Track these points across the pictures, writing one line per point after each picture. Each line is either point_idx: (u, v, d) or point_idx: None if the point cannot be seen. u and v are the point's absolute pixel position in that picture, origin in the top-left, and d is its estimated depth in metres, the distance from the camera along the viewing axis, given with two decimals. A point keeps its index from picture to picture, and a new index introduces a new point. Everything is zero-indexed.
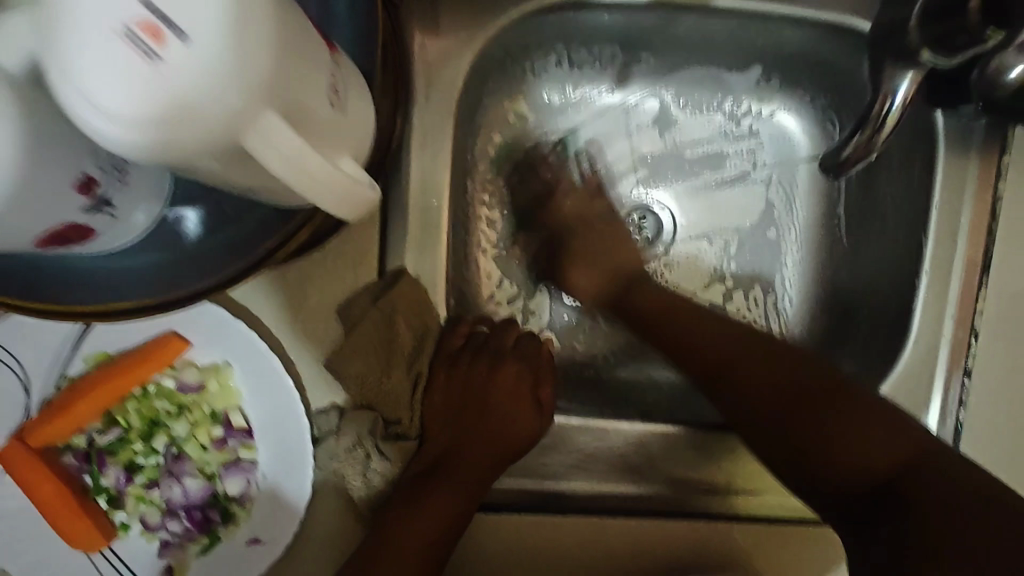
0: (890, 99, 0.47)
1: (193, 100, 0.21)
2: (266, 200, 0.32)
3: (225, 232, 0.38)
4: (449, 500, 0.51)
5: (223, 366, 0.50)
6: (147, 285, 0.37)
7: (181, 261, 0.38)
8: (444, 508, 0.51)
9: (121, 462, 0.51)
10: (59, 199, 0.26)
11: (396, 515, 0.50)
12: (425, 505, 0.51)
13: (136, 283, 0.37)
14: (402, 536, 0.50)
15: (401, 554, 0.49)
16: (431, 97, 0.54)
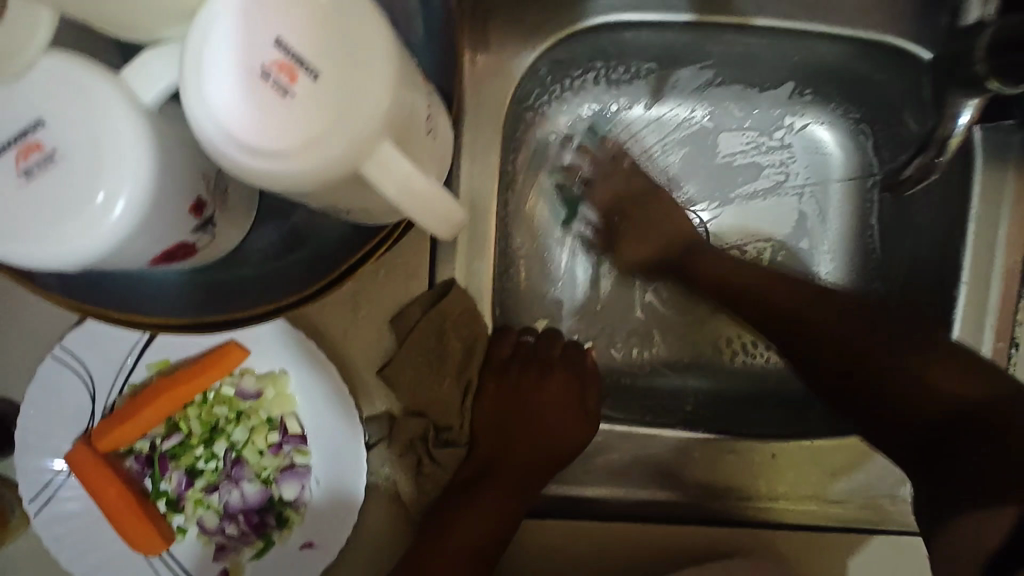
0: (955, 123, 0.52)
1: (320, 131, 0.22)
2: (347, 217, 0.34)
3: (300, 249, 0.40)
4: (495, 509, 0.52)
5: (280, 374, 0.52)
6: (227, 298, 0.39)
7: (260, 275, 0.40)
8: (489, 516, 0.52)
9: (183, 465, 0.53)
10: (174, 220, 0.28)
11: (444, 523, 0.51)
12: (471, 515, 0.52)
13: (216, 295, 0.39)
14: (453, 538, 0.51)
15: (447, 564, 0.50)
16: (480, 115, 0.55)
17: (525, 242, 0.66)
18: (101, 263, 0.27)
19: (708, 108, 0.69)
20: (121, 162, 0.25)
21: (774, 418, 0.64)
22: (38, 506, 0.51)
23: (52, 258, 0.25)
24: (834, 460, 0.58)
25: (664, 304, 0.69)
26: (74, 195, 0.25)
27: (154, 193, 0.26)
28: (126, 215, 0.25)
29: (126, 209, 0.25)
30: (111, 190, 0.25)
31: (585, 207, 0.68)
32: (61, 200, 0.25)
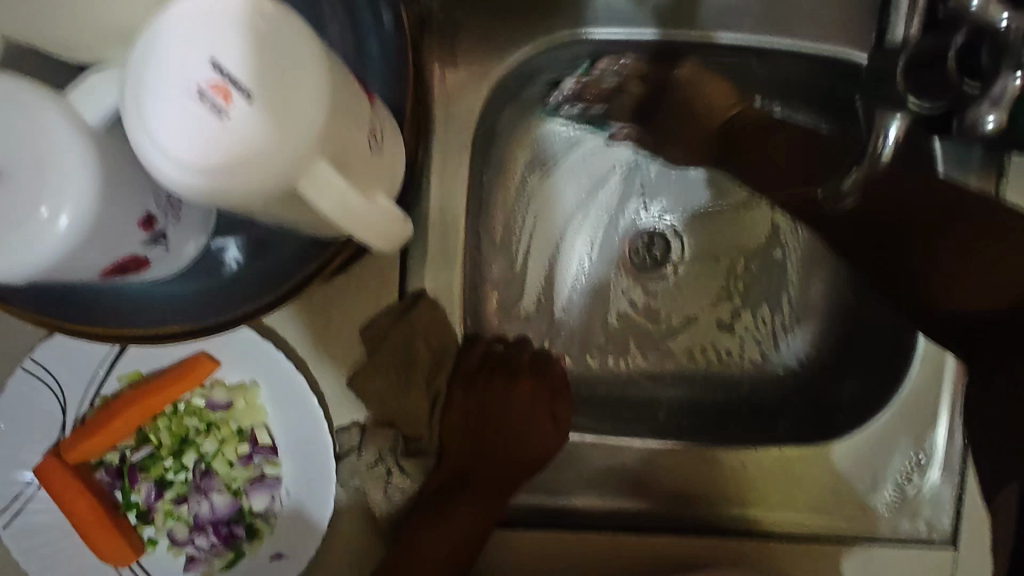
0: (882, 136, 0.40)
1: (254, 149, 0.23)
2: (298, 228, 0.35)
3: (259, 263, 0.40)
4: (461, 527, 0.52)
5: (250, 385, 0.53)
6: (192, 307, 0.40)
7: (219, 290, 0.40)
8: (453, 535, 0.51)
9: (152, 477, 0.53)
10: (124, 235, 0.28)
11: (411, 545, 0.50)
12: (437, 538, 0.51)
13: (177, 309, 0.40)
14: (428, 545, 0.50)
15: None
16: (449, 128, 0.57)
17: (497, 255, 0.67)
18: (51, 275, 0.27)
19: None
20: (68, 178, 0.26)
21: (747, 426, 0.66)
22: (8, 518, 0.51)
23: (2, 270, 0.26)
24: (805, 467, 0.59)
25: (637, 313, 0.72)
26: (21, 211, 0.26)
27: (99, 208, 0.27)
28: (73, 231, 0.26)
29: (71, 222, 0.26)
30: (56, 205, 0.26)
31: (559, 218, 0.71)
32: (7, 216, 0.26)
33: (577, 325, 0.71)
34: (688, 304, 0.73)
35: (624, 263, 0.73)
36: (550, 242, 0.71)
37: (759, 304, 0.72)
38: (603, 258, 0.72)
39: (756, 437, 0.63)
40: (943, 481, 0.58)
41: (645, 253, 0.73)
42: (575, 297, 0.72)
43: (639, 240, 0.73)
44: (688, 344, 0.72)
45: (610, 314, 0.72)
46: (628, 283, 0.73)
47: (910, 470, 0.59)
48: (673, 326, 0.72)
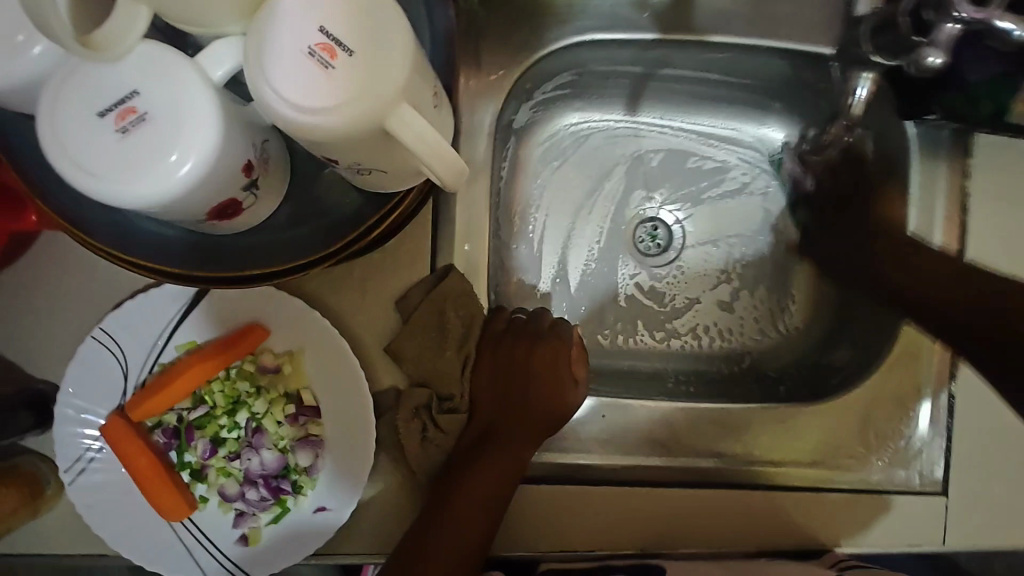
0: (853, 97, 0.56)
1: (355, 93, 0.29)
2: (357, 183, 0.39)
3: (314, 219, 0.42)
4: (492, 481, 0.56)
5: (297, 352, 0.58)
6: (246, 259, 0.41)
7: (282, 243, 0.42)
8: (485, 490, 0.55)
9: (208, 435, 0.57)
10: (228, 180, 0.33)
11: (446, 497, 0.55)
12: (471, 490, 0.55)
13: (238, 256, 0.41)
14: (460, 492, 0.55)
15: (453, 540, 0.54)
16: (473, 118, 0.62)
17: (516, 242, 0.75)
18: (166, 211, 0.32)
19: (678, 117, 0.77)
20: (188, 127, 0.30)
21: (747, 392, 0.72)
22: (72, 475, 0.55)
23: (120, 199, 0.30)
24: (806, 425, 0.64)
25: (645, 295, 0.78)
26: (149, 149, 0.30)
27: (213, 155, 0.31)
28: (192, 169, 0.30)
29: (192, 167, 0.30)
30: (180, 151, 0.30)
31: (570, 208, 0.77)
32: (131, 150, 0.29)
33: (589, 306, 0.77)
34: (691, 286, 0.78)
35: (629, 248, 0.78)
36: (562, 230, 0.77)
37: (759, 286, 0.77)
38: (612, 244, 0.78)
39: (755, 398, 0.70)
40: (930, 433, 0.64)
41: (649, 240, 0.79)
42: (587, 281, 0.77)
43: (643, 228, 0.79)
44: (693, 324, 0.77)
45: (620, 297, 0.78)
46: (635, 268, 0.78)
47: (901, 424, 0.64)
48: (679, 307, 0.78)
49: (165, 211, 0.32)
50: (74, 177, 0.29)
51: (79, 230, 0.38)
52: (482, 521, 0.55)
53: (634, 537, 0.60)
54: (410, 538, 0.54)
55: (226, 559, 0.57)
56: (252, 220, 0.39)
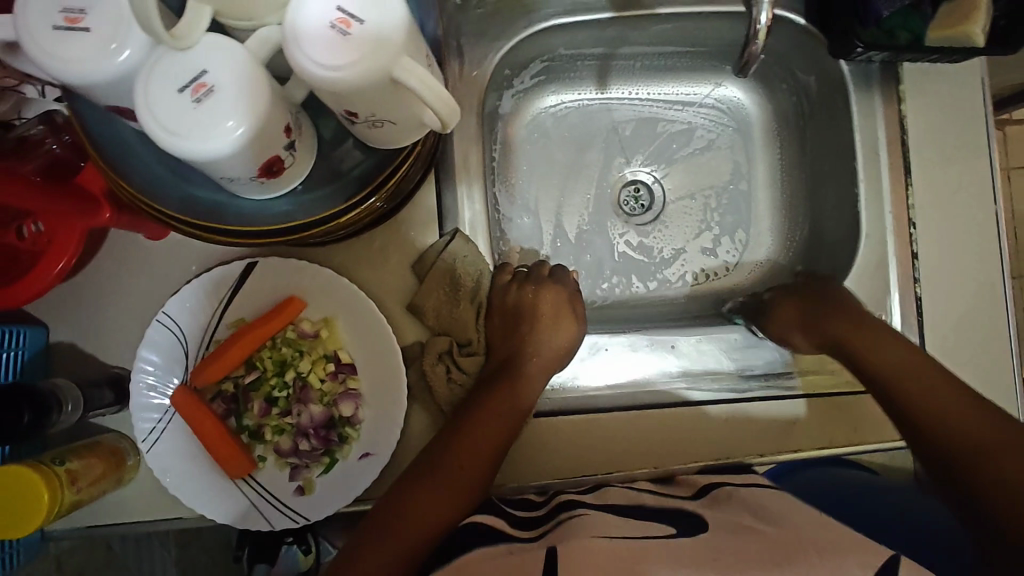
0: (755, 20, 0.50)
1: (370, 52, 0.38)
2: (364, 141, 0.49)
3: (329, 184, 0.52)
4: (501, 409, 0.62)
5: (332, 318, 0.66)
6: (287, 216, 0.51)
7: (308, 202, 0.52)
8: (508, 413, 0.62)
9: (262, 396, 0.65)
10: (274, 139, 0.42)
11: (456, 424, 0.61)
12: (480, 419, 0.61)
13: (274, 216, 0.51)
14: (483, 417, 0.61)
15: (459, 460, 0.59)
16: (461, 103, 0.71)
17: (513, 214, 0.83)
18: (229, 165, 0.41)
19: (644, 88, 0.86)
20: (244, 95, 0.39)
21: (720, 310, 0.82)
22: (149, 444, 0.63)
23: (192, 153, 0.39)
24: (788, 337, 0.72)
25: (635, 251, 0.86)
26: (216, 114, 0.39)
27: (263, 118, 0.40)
28: (246, 125, 0.39)
29: (246, 127, 0.39)
30: (238, 115, 0.39)
31: (557, 180, 0.86)
32: (200, 114, 0.38)
33: (586, 265, 0.85)
34: (675, 237, 0.86)
35: (615, 210, 0.87)
36: (553, 200, 0.85)
37: (736, 228, 0.86)
38: (599, 207, 0.87)
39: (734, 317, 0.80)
40: (904, 334, 0.70)
41: (633, 200, 0.87)
42: (581, 243, 0.85)
43: (626, 191, 0.87)
44: (683, 271, 0.85)
45: (613, 255, 0.86)
46: (624, 226, 0.87)
47: None
48: (667, 257, 0.86)
49: (225, 165, 0.41)
50: (164, 138, 0.38)
51: (153, 202, 0.50)
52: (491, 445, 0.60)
53: (643, 454, 0.67)
54: (424, 456, 0.60)
55: (286, 508, 0.64)
56: (285, 185, 0.49)
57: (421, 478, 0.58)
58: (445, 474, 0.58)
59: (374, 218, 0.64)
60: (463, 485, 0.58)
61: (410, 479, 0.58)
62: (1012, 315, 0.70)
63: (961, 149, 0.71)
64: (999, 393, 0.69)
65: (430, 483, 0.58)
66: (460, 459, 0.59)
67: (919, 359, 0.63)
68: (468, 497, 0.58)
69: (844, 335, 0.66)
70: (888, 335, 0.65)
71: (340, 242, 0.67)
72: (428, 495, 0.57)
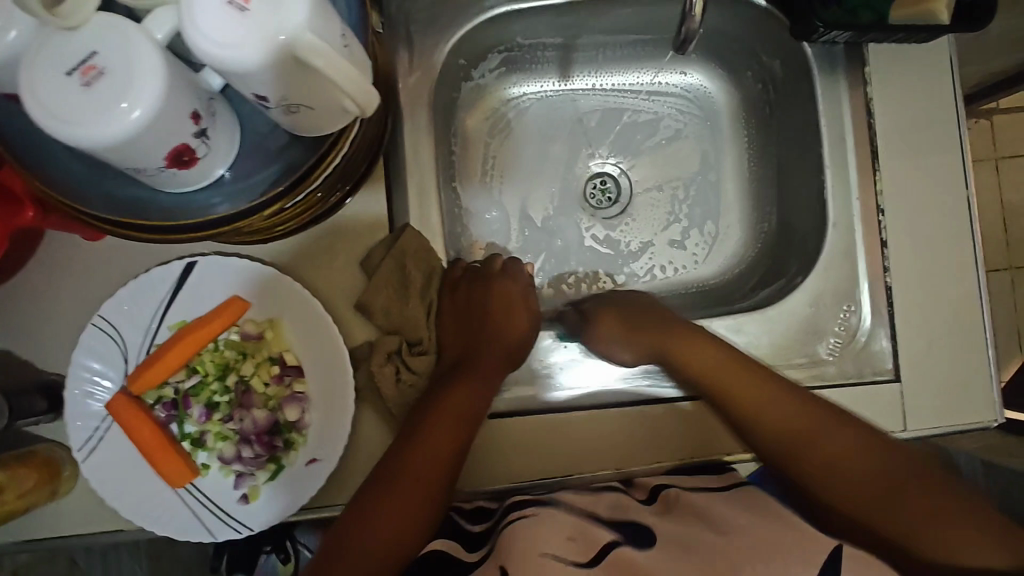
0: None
1: (267, 29, 0.36)
2: (292, 130, 0.46)
3: (256, 175, 0.49)
4: (452, 413, 0.59)
5: (276, 318, 0.63)
6: (210, 212, 0.48)
7: (233, 193, 0.49)
8: (459, 417, 0.59)
9: (203, 400, 0.63)
10: (180, 125, 0.39)
11: (401, 439, 0.58)
12: (429, 430, 0.58)
13: (197, 210, 0.48)
14: (431, 425, 0.58)
15: (409, 475, 0.56)
16: (412, 95, 0.69)
17: (474, 209, 0.81)
18: (128, 153, 0.38)
19: (607, 76, 0.83)
20: (140, 77, 0.36)
21: (691, 303, 0.80)
22: (85, 453, 0.60)
23: (83, 141, 0.36)
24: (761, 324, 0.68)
25: (600, 244, 0.83)
26: (108, 99, 0.36)
27: (160, 102, 0.37)
28: (142, 108, 0.36)
29: (141, 113, 0.36)
30: (132, 98, 0.36)
31: (520, 173, 0.83)
32: (90, 98, 0.36)
33: (551, 260, 0.82)
34: (643, 230, 0.84)
35: (580, 203, 0.84)
36: (516, 192, 0.83)
37: (704, 220, 0.83)
38: (563, 201, 0.84)
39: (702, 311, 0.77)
40: (875, 325, 0.68)
41: (598, 193, 0.85)
42: (545, 238, 0.83)
43: (592, 183, 0.85)
44: (650, 266, 0.83)
45: (579, 249, 0.83)
46: (590, 219, 0.84)
47: (847, 320, 0.68)
48: (634, 250, 0.83)
49: (125, 154, 0.38)
50: (51, 125, 0.36)
51: (73, 201, 0.47)
52: (445, 455, 0.57)
53: (604, 456, 0.64)
54: (374, 475, 0.57)
55: (230, 518, 0.61)
56: (207, 176, 0.46)
57: (364, 504, 0.55)
58: (399, 493, 0.55)
59: (316, 211, 0.61)
60: (420, 503, 0.56)
61: (366, 501, 0.55)
62: (986, 302, 0.68)
63: (930, 132, 0.69)
64: (975, 383, 0.66)
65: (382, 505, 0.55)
66: (410, 474, 0.56)
67: (739, 369, 0.63)
68: (426, 513, 0.56)
69: (679, 352, 0.65)
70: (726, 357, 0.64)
71: (285, 238, 0.65)
72: (388, 520, 0.54)
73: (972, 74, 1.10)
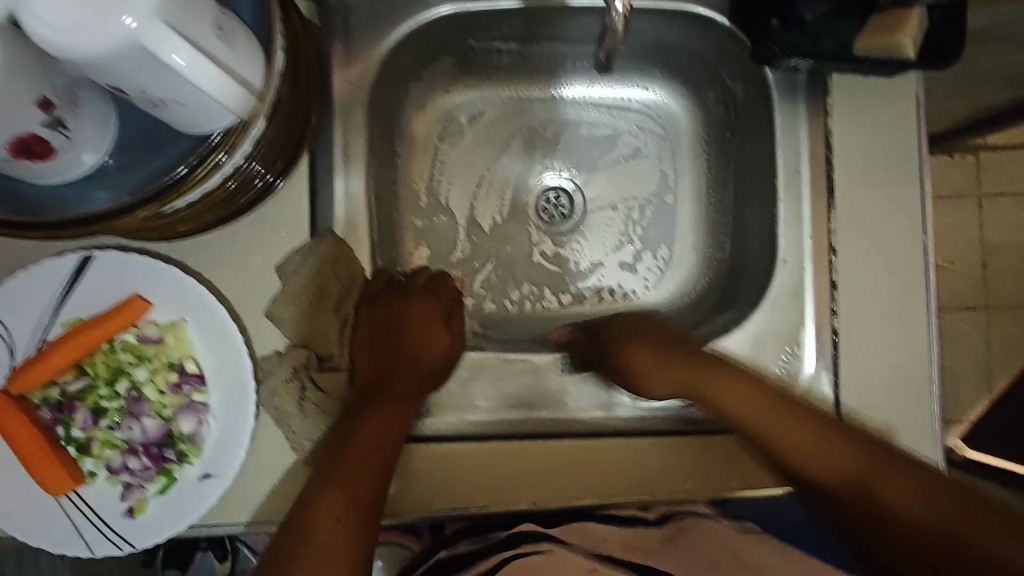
0: None
1: (108, 14, 0.32)
2: (171, 124, 0.41)
3: (137, 167, 0.45)
4: (365, 446, 0.55)
5: (178, 322, 0.59)
6: (80, 207, 0.44)
7: (110, 187, 0.45)
8: (372, 450, 0.55)
9: (89, 405, 0.58)
10: (22, 114, 0.36)
11: (317, 480, 0.53)
12: (344, 469, 0.53)
13: (69, 203, 0.44)
14: (342, 462, 0.54)
15: (329, 522, 0.50)
16: (347, 91, 0.65)
17: (418, 213, 0.76)
18: None
19: (567, 85, 0.80)
20: None
21: None
22: None
23: None
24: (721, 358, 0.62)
25: (548, 261, 0.79)
26: None
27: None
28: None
29: None
30: None
31: (469, 180, 0.79)
32: None
33: (495, 273, 0.78)
34: (594, 249, 0.80)
35: (531, 216, 0.80)
36: (464, 200, 0.79)
37: (658, 244, 0.79)
38: (513, 212, 0.80)
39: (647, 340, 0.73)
40: (818, 369, 0.64)
41: (551, 207, 0.81)
42: (490, 249, 0.79)
43: (545, 197, 0.81)
44: (598, 287, 0.79)
45: (525, 265, 0.79)
46: (542, 234, 0.80)
47: (789, 362, 0.65)
48: (584, 270, 0.79)
49: None
50: None
51: None
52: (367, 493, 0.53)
53: (523, 490, 0.60)
54: (287, 520, 0.51)
55: (112, 533, 0.57)
56: (72, 165, 0.42)
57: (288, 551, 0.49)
58: (317, 542, 0.49)
59: (226, 209, 0.57)
60: (343, 556, 0.49)
61: (282, 551, 0.49)
62: (937, 352, 0.64)
63: (891, 168, 0.65)
64: (919, 436, 0.63)
65: (311, 546, 0.49)
66: (330, 521, 0.50)
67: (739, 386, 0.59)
68: (353, 568, 0.50)
69: (732, 410, 0.59)
70: (773, 403, 0.58)
71: (196, 236, 0.60)
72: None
73: (956, 109, 1.07)
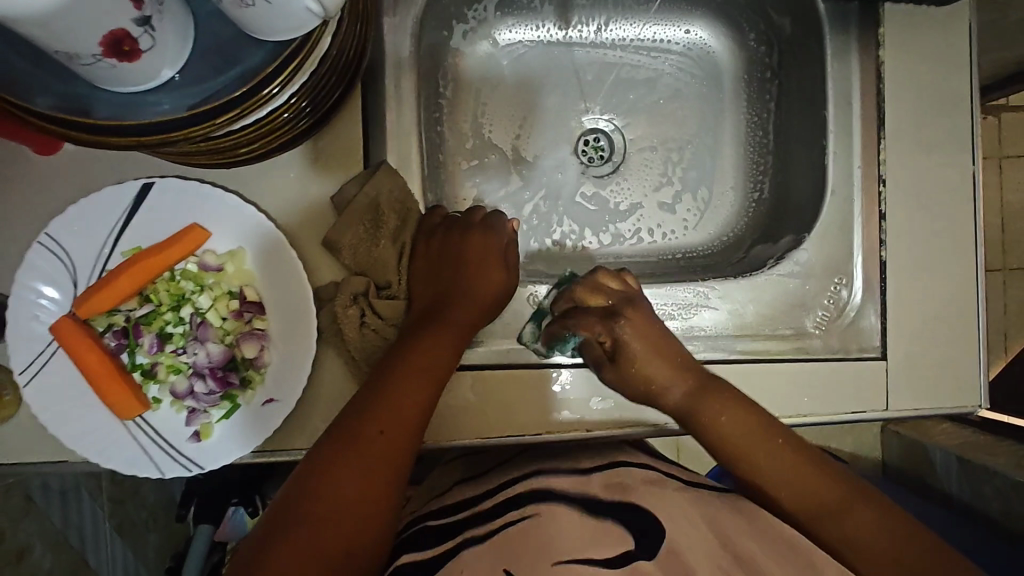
0: None
1: None
2: (248, 29, 0.42)
3: (208, 80, 0.45)
4: (422, 364, 0.56)
5: (238, 251, 0.59)
6: (149, 114, 0.44)
7: (178, 97, 0.45)
8: (427, 369, 0.56)
9: (154, 330, 0.59)
10: (117, 8, 0.36)
11: (371, 391, 0.55)
12: (401, 383, 0.55)
13: (138, 110, 0.45)
14: (398, 380, 0.55)
15: (370, 433, 0.52)
16: (398, 26, 0.64)
17: (461, 155, 0.76)
18: (53, 31, 0.34)
19: (608, 25, 0.79)
20: None
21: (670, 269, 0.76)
22: (27, 377, 0.57)
23: None
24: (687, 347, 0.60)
25: (590, 202, 0.80)
26: None
27: None
28: None
29: None
30: None
31: (510, 121, 0.79)
32: None
33: (537, 215, 0.79)
34: (634, 190, 0.80)
35: (571, 158, 0.80)
36: (506, 140, 0.78)
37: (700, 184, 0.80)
38: (553, 152, 0.80)
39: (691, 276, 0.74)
40: (865, 301, 0.65)
41: (591, 147, 0.80)
42: (533, 190, 0.79)
43: (587, 137, 0.80)
44: (637, 228, 0.79)
45: (567, 206, 0.79)
46: (584, 176, 0.80)
47: (836, 295, 0.66)
48: (626, 210, 0.80)
49: (53, 33, 0.34)
50: None
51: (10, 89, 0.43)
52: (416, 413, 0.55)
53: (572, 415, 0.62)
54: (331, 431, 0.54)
55: (179, 455, 0.58)
56: (149, 75, 0.43)
57: (332, 457, 0.51)
58: (358, 452, 0.52)
59: (283, 136, 0.57)
60: (379, 469, 0.52)
61: (325, 461, 0.51)
62: (982, 284, 0.65)
63: (940, 102, 0.65)
64: (960, 367, 0.65)
65: (348, 455, 0.52)
66: (371, 433, 0.53)
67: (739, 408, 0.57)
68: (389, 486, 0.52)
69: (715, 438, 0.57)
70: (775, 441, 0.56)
71: (254, 167, 0.61)
72: (354, 483, 0.51)
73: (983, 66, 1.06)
